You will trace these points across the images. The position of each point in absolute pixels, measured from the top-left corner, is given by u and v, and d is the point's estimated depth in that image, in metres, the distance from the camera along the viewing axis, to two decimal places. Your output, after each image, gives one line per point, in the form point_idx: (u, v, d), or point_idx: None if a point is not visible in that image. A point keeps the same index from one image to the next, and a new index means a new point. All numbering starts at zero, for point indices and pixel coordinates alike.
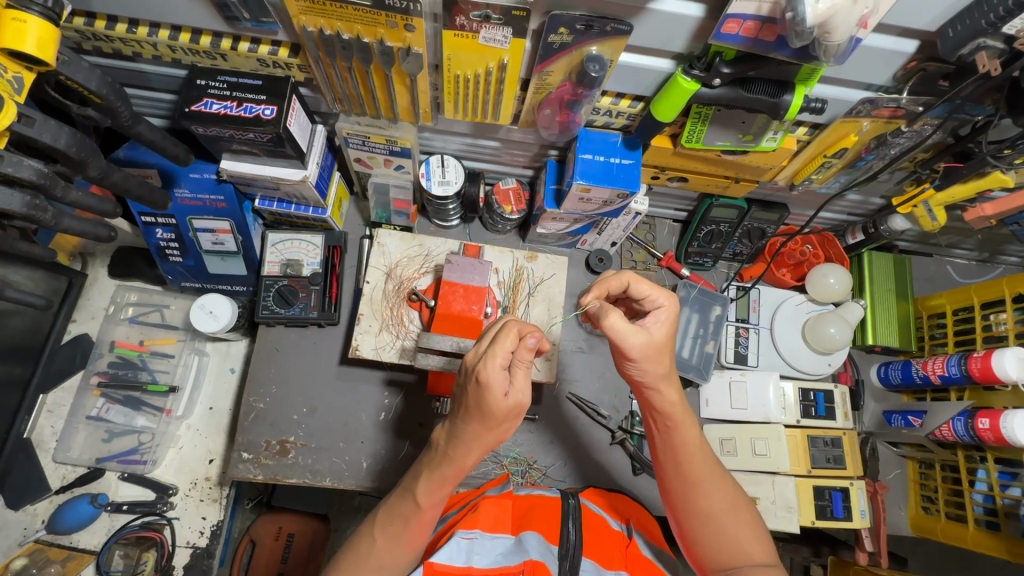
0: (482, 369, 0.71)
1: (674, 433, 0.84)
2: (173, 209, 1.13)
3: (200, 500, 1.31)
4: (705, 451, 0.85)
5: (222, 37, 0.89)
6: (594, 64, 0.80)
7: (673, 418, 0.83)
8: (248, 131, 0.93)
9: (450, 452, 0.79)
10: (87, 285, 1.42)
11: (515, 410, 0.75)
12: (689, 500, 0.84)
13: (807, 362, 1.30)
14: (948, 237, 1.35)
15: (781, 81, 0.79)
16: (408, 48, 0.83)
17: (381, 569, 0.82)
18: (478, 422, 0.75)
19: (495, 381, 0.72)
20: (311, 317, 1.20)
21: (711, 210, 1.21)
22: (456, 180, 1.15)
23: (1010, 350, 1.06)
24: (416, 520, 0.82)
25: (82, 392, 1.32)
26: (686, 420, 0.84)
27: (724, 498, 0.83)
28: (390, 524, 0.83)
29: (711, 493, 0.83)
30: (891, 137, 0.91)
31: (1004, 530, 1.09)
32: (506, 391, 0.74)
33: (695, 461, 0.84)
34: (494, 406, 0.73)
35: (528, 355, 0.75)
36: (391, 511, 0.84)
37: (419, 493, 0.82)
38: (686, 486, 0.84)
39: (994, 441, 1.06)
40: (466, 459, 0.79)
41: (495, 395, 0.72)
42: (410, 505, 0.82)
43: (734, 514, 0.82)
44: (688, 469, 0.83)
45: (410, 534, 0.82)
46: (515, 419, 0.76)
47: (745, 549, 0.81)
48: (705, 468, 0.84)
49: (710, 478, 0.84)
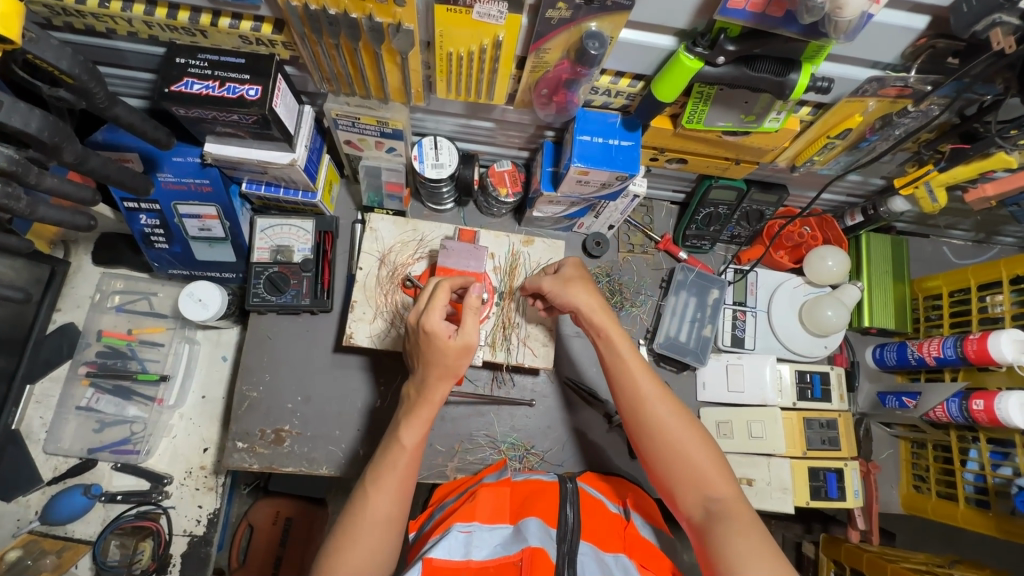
0: (425, 320, 0.84)
1: (619, 359, 0.91)
2: (156, 194, 1.09)
3: (196, 488, 1.30)
4: (657, 382, 0.89)
5: (201, 12, 0.84)
6: (593, 41, 0.77)
7: (613, 339, 0.92)
8: (231, 112, 0.89)
9: (421, 392, 0.88)
10: (71, 273, 1.38)
11: (465, 349, 0.85)
12: (644, 426, 0.87)
13: (804, 345, 1.30)
14: (946, 218, 1.34)
15: (787, 59, 0.76)
16: (398, 24, 0.79)
17: (383, 521, 0.82)
18: (435, 367, 0.85)
19: (437, 328, 0.83)
20: (303, 304, 1.18)
21: (710, 192, 1.20)
22: (450, 163, 1.12)
23: (1007, 332, 1.06)
24: (408, 461, 0.86)
25: (71, 381, 1.30)
26: (624, 343, 0.92)
27: (675, 422, 0.86)
28: (382, 475, 0.85)
29: (662, 418, 0.86)
30: (897, 118, 0.88)
31: (994, 508, 1.10)
32: (452, 335, 0.84)
33: (642, 387, 0.89)
34: (442, 348, 0.84)
35: (479, 302, 0.84)
36: (379, 463, 0.87)
37: (403, 434, 0.87)
38: (644, 423, 0.87)
39: (988, 423, 1.07)
40: (434, 394, 0.87)
41: (439, 338, 0.84)
42: (398, 448, 0.86)
43: (689, 441, 0.85)
44: (638, 393, 0.89)
45: (403, 478, 0.85)
46: (468, 360, 0.86)
47: (706, 481, 0.82)
48: (653, 392, 0.89)
49: (659, 402, 0.88)
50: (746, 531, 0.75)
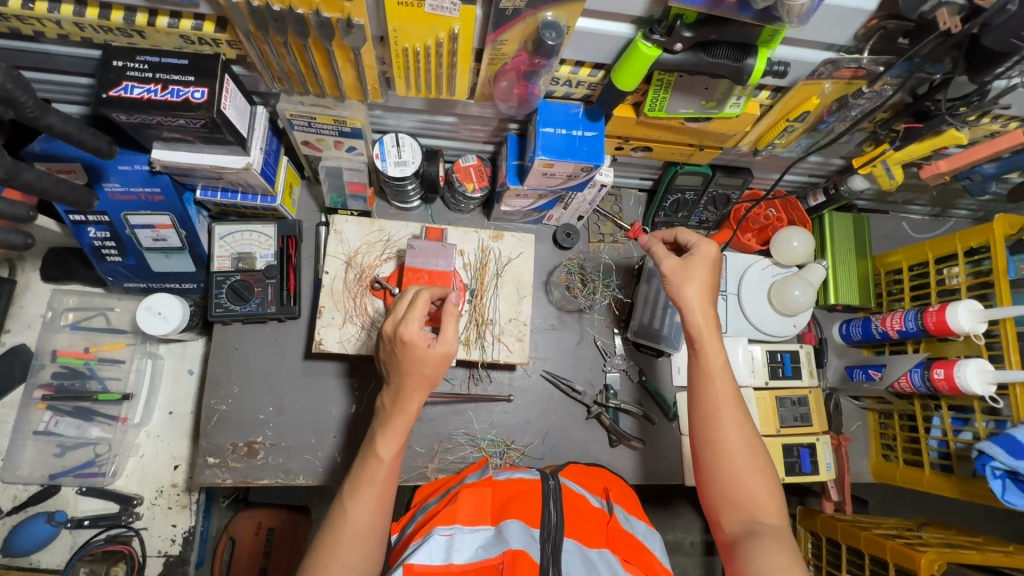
0: (401, 330, 0.84)
1: (705, 366, 0.90)
2: (103, 205, 1.04)
3: (168, 507, 1.27)
4: (738, 405, 0.88)
5: (136, 11, 0.79)
6: (550, 31, 0.75)
7: (705, 346, 0.91)
8: (178, 117, 0.85)
9: (395, 402, 0.86)
10: (19, 291, 1.31)
11: (443, 357, 0.85)
12: (711, 441, 0.87)
13: (774, 325, 1.33)
14: (904, 195, 1.38)
15: (743, 44, 0.76)
16: (347, 19, 0.76)
17: (362, 536, 0.81)
18: (411, 375, 0.85)
19: (415, 337, 0.84)
20: (270, 312, 1.15)
21: (676, 178, 1.20)
22: (413, 160, 1.09)
23: (964, 303, 1.10)
24: (385, 475, 0.85)
25: (26, 406, 1.22)
26: (718, 354, 0.90)
27: (747, 446, 0.86)
28: (360, 487, 0.84)
29: (734, 438, 0.86)
30: (852, 99, 0.90)
31: (957, 472, 1.15)
32: (431, 343, 0.85)
33: (724, 401, 0.88)
34: (421, 357, 0.84)
35: (457, 309, 0.87)
36: (357, 475, 0.85)
37: (380, 446, 0.86)
38: (711, 435, 0.87)
39: (949, 390, 1.10)
40: (408, 403, 0.86)
41: (417, 346, 0.84)
42: (375, 461, 0.85)
43: (753, 467, 0.85)
44: (712, 403, 0.88)
45: (381, 491, 0.84)
46: (443, 370, 0.87)
47: (759, 508, 0.83)
48: (731, 409, 0.88)
49: (735, 423, 0.87)
50: (791, 560, 0.76)
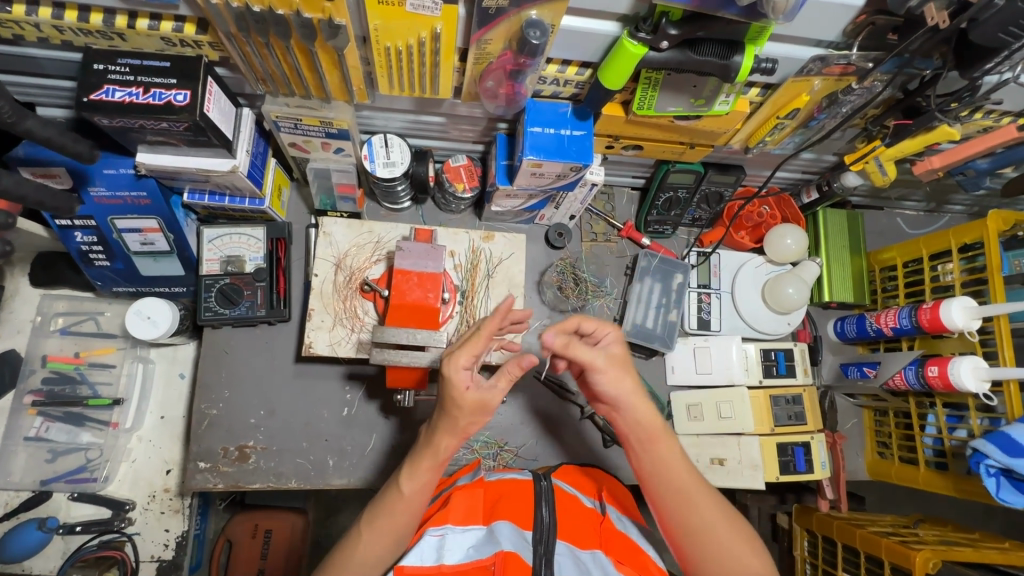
0: (444, 365, 0.77)
1: (655, 448, 0.85)
2: (89, 210, 1.03)
3: (161, 512, 1.26)
4: (695, 475, 0.84)
5: (115, 13, 0.78)
6: (534, 29, 0.74)
7: (654, 432, 0.85)
8: (161, 120, 0.84)
9: (431, 440, 0.83)
10: (8, 296, 1.30)
11: (480, 405, 0.79)
12: (681, 520, 0.82)
13: (768, 323, 1.32)
14: (898, 190, 1.37)
15: (730, 41, 0.75)
16: (329, 19, 0.75)
17: (367, 566, 0.81)
18: (448, 414, 0.80)
19: (455, 378, 0.77)
20: (259, 315, 1.14)
21: (668, 176, 1.19)
22: (402, 161, 1.08)
23: (958, 300, 1.09)
24: (405, 511, 0.82)
25: (16, 412, 1.22)
26: (664, 432, 0.85)
27: (716, 512, 0.81)
28: (377, 519, 0.82)
29: (705, 511, 0.81)
30: (842, 95, 0.89)
31: (952, 469, 1.13)
32: (470, 387, 0.78)
33: (679, 475, 0.83)
34: (456, 399, 0.78)
35: (518, 365, 0.78)
36: (377, 503, 0.84)
37: (405, 481, 0.83)
38: (682, 521, 0.81)
39: (943, 388, 1.10)
40: (442, 442, 0.82)
41: (457, 387, 0.77)
42: (397, 495, 0.83)
43: (728, 526, 0.80)
44: (673, 478, 0.83)
45: (398, 525, 0.82)
46: (483, 417, 0.81)
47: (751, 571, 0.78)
48: (690, 479, 0.83)
49: (698, 492, 0.83)
50: None
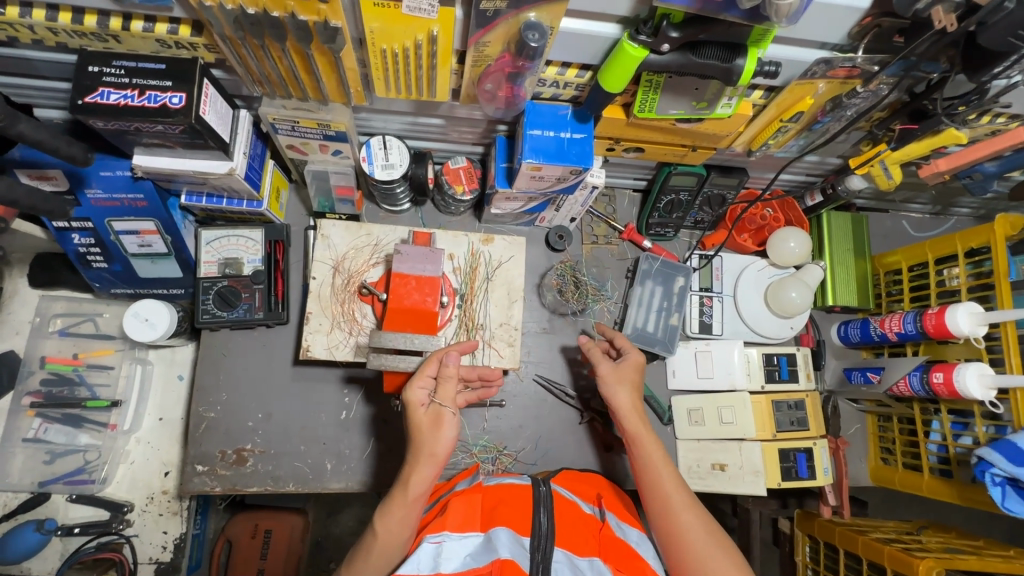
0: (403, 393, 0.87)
1: (642, 452, 0.93)
2: (86, 212, 1.02)
3: (159, 514, 1.26)
4: (681, 484, 0.90)
5: (110, 15, 0.77)
6: (533, 33, 0.72)
7: (641, 435, 0.95)
8: (156, 123, 0.83)
9: (400, 476, 0.84)
10: (7, 297, 1.30)
11: (435, 419, 0.85)
12: (664, 526, 0.87)
13: (770, 327, 1.31)
14: (904, 193, 1.35)
15: (732, 44, 0.74)
16: (325, 22, 0.74)
17: None
18: (413, 444, 0.85)
19: (411, 399, 0.85)
20: (257, 318, 1.13)
21: (669, 179, 1.17)
22: (401, 163, 1.07)
23: (963, 305, 1.07)
24: (379, 550, 0.80)
25: (14, 414, 1.21)
26: (649, 437, 0.95)
27: (697, 521, 0.86)
28: (356, 563, 0.82)
29: (684, 516, 0.86)
30: (847, 99, 0.87)
31: (957, 476, 1.12)
32: (427, 404, 0.86)
33: (663, 480, 0.90)
34: (414, 421, 0.85)
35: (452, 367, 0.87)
36: (357, 545, 0.83)
37: (378, 523, 0.81)
38: (663, 524, 0.87)
39: (948, 395, 1.08)
40: (413, 477, 0.83)
41: (412, 407, 0.86)
42: (371, 538, 0.81)
43: (709, 537, 0.84)
44: (657, 484, 0.90)
45: (375, 565, 0.81)
46: (444, 436, 0.84)
47: None
48: (673, 486, 0.89)
49: (680, 500, 0.88)
50: None
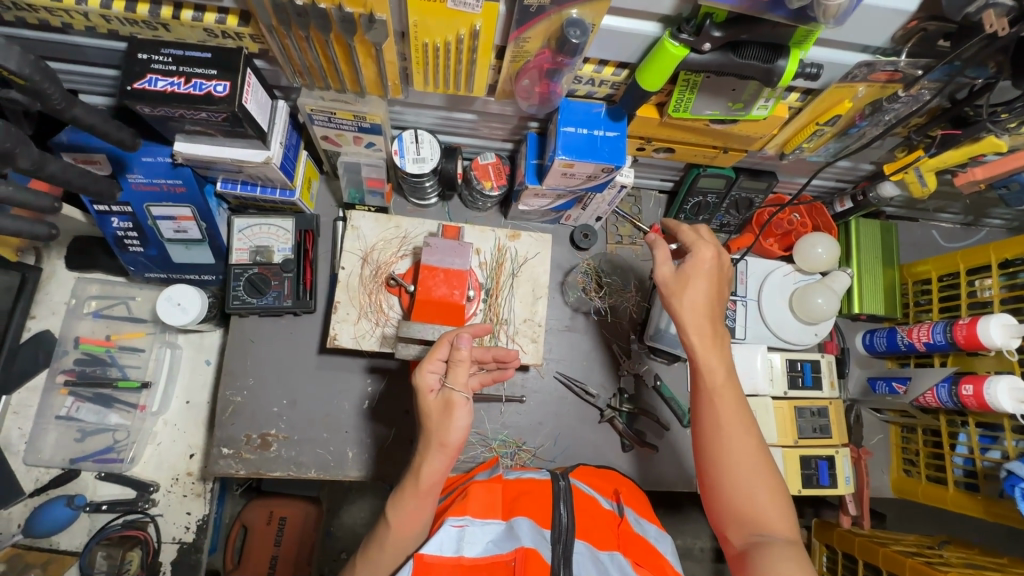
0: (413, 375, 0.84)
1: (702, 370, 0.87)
2: (126, 196, 1.05)
3: (183, 495, 1.28)
4: (742, 410, 0.84)
5: (161, 4, 0.79)
6: (574, 29, 0.73)
7: (703, 352, 0.87)
8: (200, 110, 0.85)
9: (412, 466, 0.83)
10: (44, 279, 1.33)
11: (446, 406, 0.82)
12: (712, 449, 0.83)
13: (794, 333, 1.29)
14: (935, 202, 1.34)
15: (775, 45, 0.74)
16: (370, 14, 0.76)
17: None
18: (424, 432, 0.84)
19: (420, 383, 0.83)
20: (285, 306, 1.15)
21: (698, 180, 1.17)
22: (432, 157, 1.08)
23: (996, 316, 1.06)
24: (393, 541, 0.81)
25: (48, 391, 1.26)
26: (713, 357, 0.87)
27: (748, 448, 0.82)
28: (370, 554, 0.83)
29: (738, 442, 0.82)
30: (887, 103, 0.87)
31: (983, 491, 1.11)
32: (436, 391, 0.84)
33: (723, 403, 0.85)
34: (423, 404, 0.83)
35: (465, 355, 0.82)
36: (372, 535, 0.84)
37: (392, 513, 0.82)
38: (711, 444, 0.83)
39: (977, 407, 1.07)
40: (424, 465, 0.82)
41: (422, 392, 0.83)
42: (386, 529, 0.82)
43: (759, 469, 0.81)
44: (714, 407, 0.85)
45: (390, 556, 0.81)
46: (455, 424, 0.82)
47: (765, 517, 0.79)
48: (732, 412, 0.84)
49: (737, 426, 0.83)
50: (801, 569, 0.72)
